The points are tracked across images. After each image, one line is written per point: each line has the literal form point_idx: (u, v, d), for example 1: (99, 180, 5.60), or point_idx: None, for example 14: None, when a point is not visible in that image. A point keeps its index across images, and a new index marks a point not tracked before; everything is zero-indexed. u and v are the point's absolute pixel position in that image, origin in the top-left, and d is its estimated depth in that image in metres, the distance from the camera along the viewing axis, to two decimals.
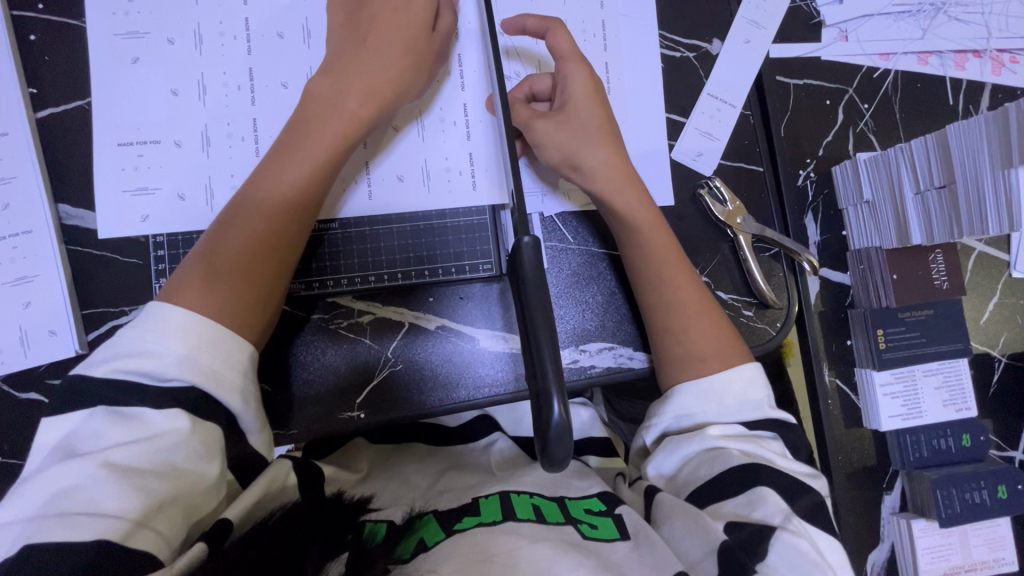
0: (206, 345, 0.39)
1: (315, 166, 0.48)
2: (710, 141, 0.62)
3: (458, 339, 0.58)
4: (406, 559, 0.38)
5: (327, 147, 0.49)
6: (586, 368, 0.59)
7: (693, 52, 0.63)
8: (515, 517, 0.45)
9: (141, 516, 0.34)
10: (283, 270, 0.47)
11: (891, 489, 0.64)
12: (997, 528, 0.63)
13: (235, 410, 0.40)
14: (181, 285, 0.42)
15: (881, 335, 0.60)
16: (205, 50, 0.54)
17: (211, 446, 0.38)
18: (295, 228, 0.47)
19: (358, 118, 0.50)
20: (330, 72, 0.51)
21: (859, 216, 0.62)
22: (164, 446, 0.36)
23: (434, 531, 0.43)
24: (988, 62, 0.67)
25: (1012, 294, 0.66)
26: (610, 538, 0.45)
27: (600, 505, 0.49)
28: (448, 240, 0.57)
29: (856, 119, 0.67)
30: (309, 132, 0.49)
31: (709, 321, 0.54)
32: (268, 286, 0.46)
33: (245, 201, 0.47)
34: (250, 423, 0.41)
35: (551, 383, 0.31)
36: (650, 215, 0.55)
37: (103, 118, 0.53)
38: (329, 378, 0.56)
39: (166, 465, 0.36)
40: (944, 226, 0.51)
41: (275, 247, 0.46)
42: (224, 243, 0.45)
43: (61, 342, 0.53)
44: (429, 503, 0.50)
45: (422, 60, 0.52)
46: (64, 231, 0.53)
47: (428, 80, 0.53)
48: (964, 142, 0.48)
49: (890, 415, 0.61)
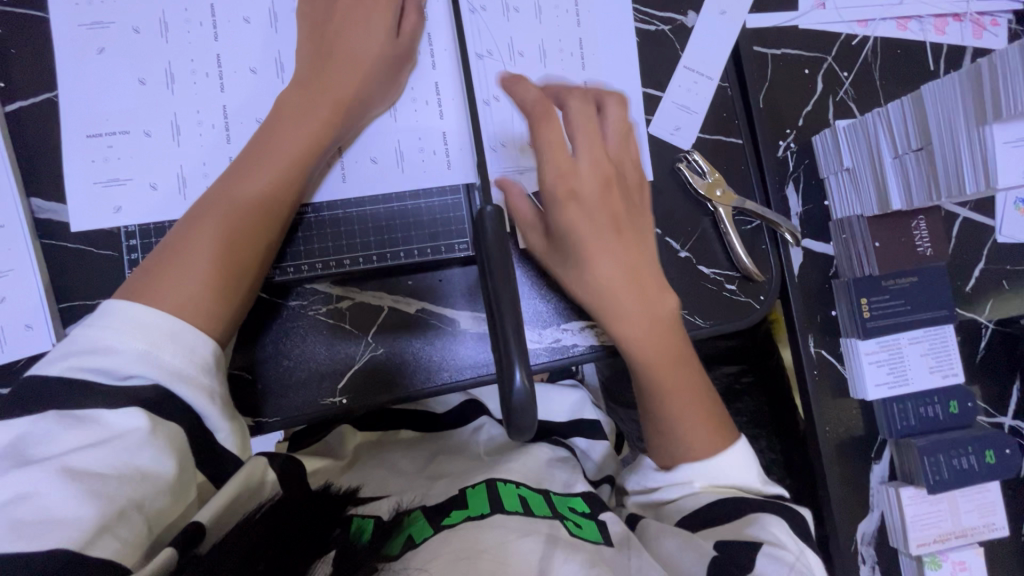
0: (167, 339, 0.39)
1: (284, 163, 0.48)
2: (687, 115, 0.61)
3: (439, 324, 0.57)
4: (395, 556, 0.38)
5: (295, 145, 0.49)
6: (568, 348, 0.58)
7: (668, 25, 0.62)
8: (502, 509, 0.45)
9: (103, 523, 0.34)
10: (253, 268, 0.47)
11: (879, 458, 0.64)
12: (987, 494, 0.63)
13: (198, 405, 0.40)
14: (143, 282, 0.42)
15: (865, 303, 0.60)
16: (173, 39, 0.53)
17: (168, 445, 0.38)
18: (260, 224, 0.47)
19: (326, 115, 0.50)
20: (301, 77, 0.51)
21: (840, 184, 0.61)
22: (124, 448, 0.36)
23: (422, 527, 0.43)
24: (969, 26, 0.66)
25: (998, 259, 0.65)
26: (595, 538, 0.44)
27: (583, 505, 0.50)
28: (422, 220, 0.56)
29: (836, 88, 0.66)
30: (278, 131, 0.49)
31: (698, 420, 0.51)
32: (235, 283, 0.45)
33: (212, 200, 0.46)
34: (216, 418, 0.41)
35: (513, 350, 0.31)
36: (654, 315, 0.51)
37: (73, 110, 0.53)
38: (309, 366, 0.55)
39: (129, 467, 0.36)
40: (924, 191, 0.51)
41: (246, 250, 0.46)
42: (188, 243, 0.44)
43: (37, 337, 0.52)
44: (419, 497, 0.49)
45: (393, 70, 0.54)
46: (37, 224, 0.53)
47: (396, 87, 0.54)
48: (939, 103, 0.47)
49: (876, 383, 0.61)
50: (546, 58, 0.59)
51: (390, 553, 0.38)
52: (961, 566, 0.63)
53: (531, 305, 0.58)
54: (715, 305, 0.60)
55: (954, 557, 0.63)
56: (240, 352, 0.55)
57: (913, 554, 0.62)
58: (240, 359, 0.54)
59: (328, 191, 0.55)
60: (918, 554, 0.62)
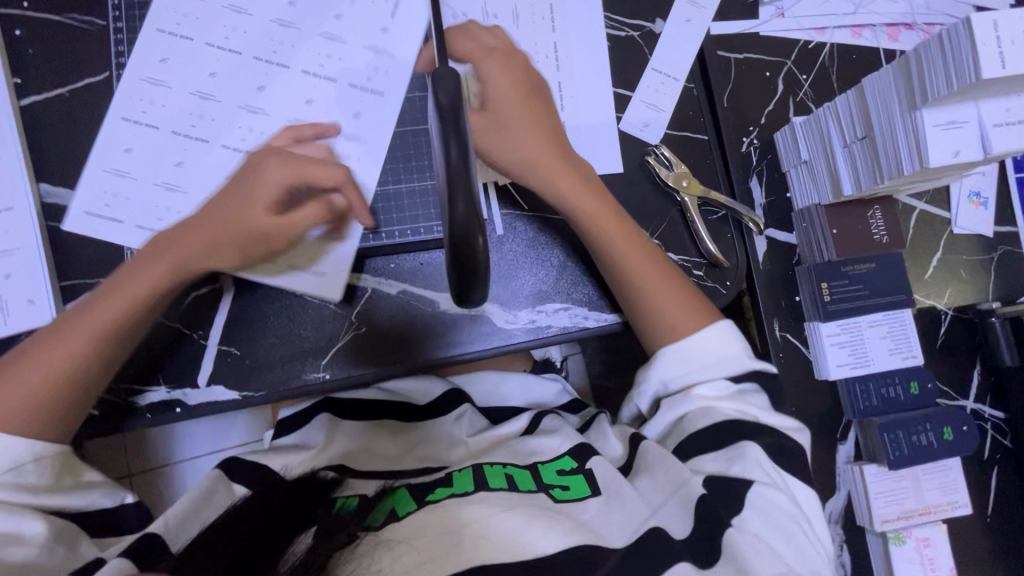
0: None
1: (148, 272, 0.52)
2: (655, 112, 0.66)
3: (420, 303, 0.61)
4: (374, 527, 0.44)
5: (156, 265, 0.53)
6: (543, 328, 0.61)
7: (636, 31, 0.67)
8: (486, 486, 0.48)
9: (24, 566, 0.44)
10: (107, 367, 0.53)
11: (845, 438, 0.65)
12: (948, 473, 0.64)
13: (133, 511, 0.46)
14: (2, 378, 0.50)
15: (825, 287, 0.63)
16: (174, 33, 0.58)
17: (37, 512, 0.46)
18: (104, 357, 0.52)
19: (214, 245, 0.53)
20: (225, 204, 0.54)
21: (800, 176, 0.65)
22: (14, 521, 0.45)
23: (406, 502, 0.47)
24: (918, 34, 0.71)
25: (954, 249, 0.68)
26: (580, 497, 0.48)
27: (571, 462, 0.52)
28: (404, 205, 0.60)
29: (796, 89, 0.70)
30: (146, 260, 0.53)
31: (682, 305, 0.55)
32: (73, 395, 0.51)
33: (102, 294, 0.53)
34: (154, 527, 0.47)
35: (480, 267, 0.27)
36: (603, 205, 0.57)
37: (89, 104, 0.58)
38: (294, 342, 0.58)
39: (10, 529, 0.45)
40: (869, 175, 0.54)
41: (69, 386, 0.51)
42: (56, 356, 0.51)
43: (39, 311, 0.56)
44: (401, 481, 0.54)
45: (327, 215, 0.55)
46: (44, 207, 0.57)
47: (332, 225, 0.56)
48: (877, 94, 0.51)
49: (838, 364, 0.63)
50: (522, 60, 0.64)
51: (369, 525, 0.44)
52: (925, 542, 0.64)
53: (508, 286, 0.62)
54: None
55: (919, 534, 0.64)
56: (228, 329, 0.58)
57: (878, 531, 0.64)
58: (228, 335, 0.58)
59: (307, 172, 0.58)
60: (883, 530, 0.63)
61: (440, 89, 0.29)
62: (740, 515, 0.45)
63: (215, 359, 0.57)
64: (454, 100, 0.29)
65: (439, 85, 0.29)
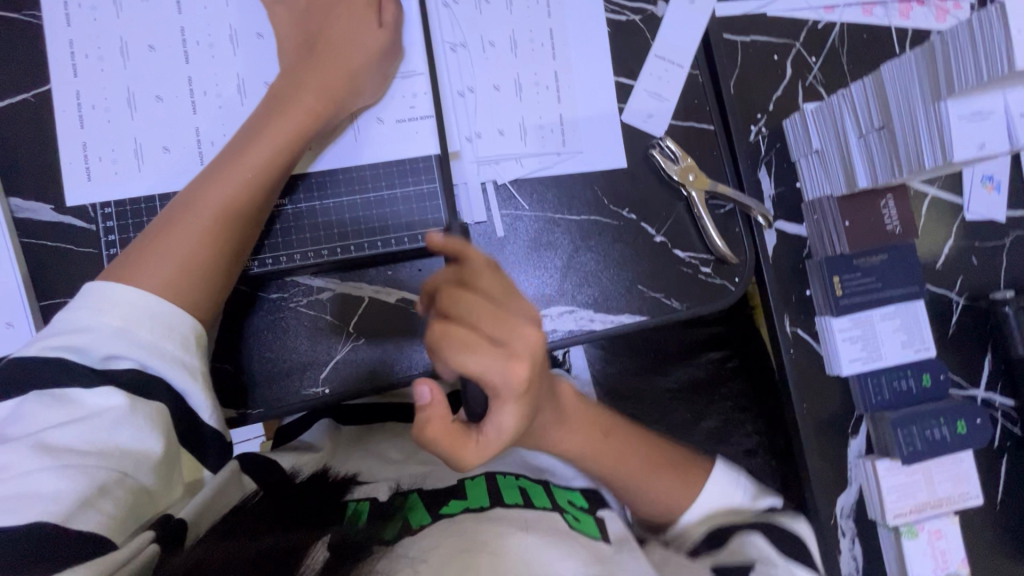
0: (142, 317, 0.41)
1: (268, 156, 0.49)
2: (659, 102, 0.62)
3: (420, 311, 0.58)
4: (394, 539, 0.37)
5: (279, 141, 0.50)
6: (548, 333, 0.59)
7: (638, 15, 0.63)
8: (503, 502, 0.44)
9: (85, 497, 0.34)
10: (232, 264, 0.48)
11: (856, 433, 0.68)
12: (960, 464, 0.67)
13: (184, 386, 0.42)
14: (127, 264, 0.44)
15: (837, 281, 0.62)
16: (186, 53, 0.55)
17: (157, 423, 0.39)
18: (229, 240, 0.47)
19: (314, 111, 0.52)
20: (289, 70, 0.53)
21: (810, 166, 0.63)
22: (105, 425, 0.37)
23: (421, 514, 0.41)
24: (932, 11, 0.69)
25: (965, 236, 0.68)
26: (593, 533, 0.44)
27: (582, 500, 0.49)
28: (399, 210, 0.57)
29: (805, 73, 0.67)
30: (256, 132, 0.50)
31: (623, 447, 0.53)
32: (221, 273, 0.47)
33: (194, 191, 0.47)
34: (200, 400, 0.42)
35: None
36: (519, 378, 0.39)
37: (68, 104, 0.53)
38: (291, 356, 0.56)
39: (107, 444, 0.37)
40: (886, 166, 0.53)
41: (216, 266, 0.46)
42: (168, 239, 0.45)
43: (18, 335, 0.52)
44: (414, 479, 0.49)
45: (382, 66, 0.55)
46: (16, 223, 0.53)
47: (384, 79, 0.56)
48: (898, 82, 0.49)
49: (850, 359, 0.64)
50: (517, 48, 0.60)
51: (387, 537, 0.37)
52: (936, 534, 0.67)
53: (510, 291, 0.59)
54: (690, 287, 0.61)
55: (930, 527, 0.67)
56: (222, 345, 0.55)
57: (890, 524, 0.66)
58: (222, 352, 0.55)
59: (307, 169, 0.56)
60: (896, 524, 0.66)
61: None
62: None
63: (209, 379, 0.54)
64: None
65: None
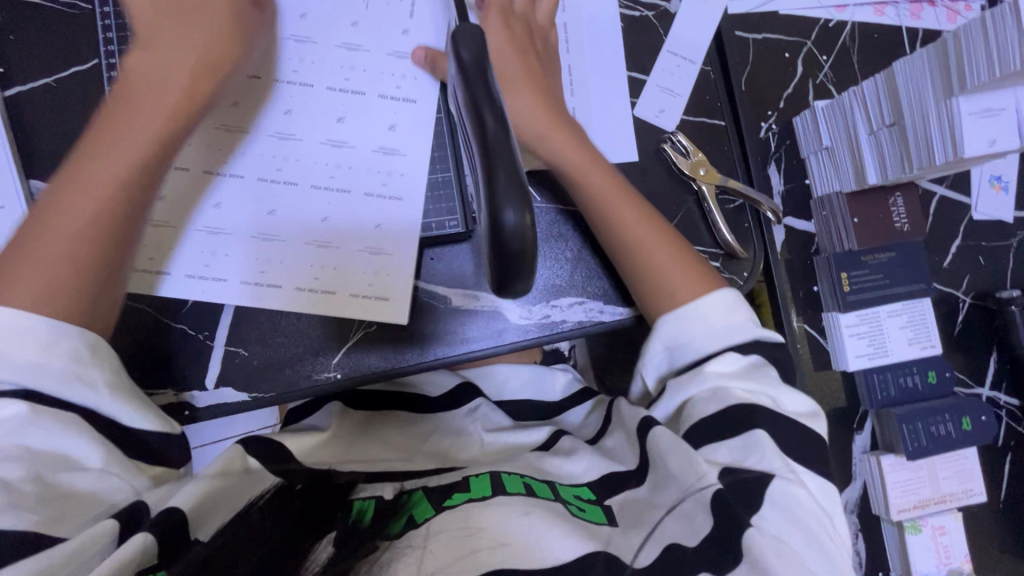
0: (6, 334, 0.36)
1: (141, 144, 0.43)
2: (671, 97, 0.62)
3: (433, 302, 0.59)
4: (396, 535, 0.37)
5: (148, 126, 0.43)
6: (557, 323, 0.59)
7: (651, 11, 0.63)
8: (505, 491, 0.43)
9: (1, 503, 0.33)
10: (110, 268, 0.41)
11: (861, 428, 0.69)
12: (965, 461, 0.67)
13: (88, 401, 0.38)
14: (1, 273, 0.39)
15: (846, 278, 0.63)
16: None
17: (73, 428, 0.37)
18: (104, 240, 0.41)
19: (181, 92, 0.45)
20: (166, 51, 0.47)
21: (820, 163, 0.64)
22: (3, 432, 0.35)
23: (424, 507, 0.41)
24: (942, 11, 0.69)
25: (973, 235, 0.69)
26: (597, 521, 0.43)
27: (590, 493, 0.46)
28: (412, 199, 0.57)
29: (816, 71, 0.68)
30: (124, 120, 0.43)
31: (669, 251, 0.53)
32: (104, 278, 0.41)
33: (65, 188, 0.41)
34: (116, 412, 0.39)
35: (497, 188, 0.25)
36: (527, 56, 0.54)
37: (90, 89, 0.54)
38: (302, 343, 0.56)
39: (53, 429, 0.36)
40: (896, 162, 0.53)
41: (105, 270, 0.41)
42: (36, 243, 0.40)
43: None
44: (420, 478, 0.47)
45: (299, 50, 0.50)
46: (36, 205, 0.54)
47: (310, 71, 0.52)
48: (909, 78, 0.50)
49: (857, 355, 0.65)
50: None
51: (389, 534, 0.38)
52: (940, 530, 0.68)
53: None
54: None
55: (934, 523, 0.67)
56: (234, 328, 0.55)
57: (894, 520, 0.67)
58: (232, 335, 0.55)
59: None
60: (900, 519, 0.66)
61: (460, 45, 0.29)
62: (759, 514, 0.40)
63: (220, 361, 0.55)
64: (474, 55, 0.29)
65: (459, 41, 0.29)
